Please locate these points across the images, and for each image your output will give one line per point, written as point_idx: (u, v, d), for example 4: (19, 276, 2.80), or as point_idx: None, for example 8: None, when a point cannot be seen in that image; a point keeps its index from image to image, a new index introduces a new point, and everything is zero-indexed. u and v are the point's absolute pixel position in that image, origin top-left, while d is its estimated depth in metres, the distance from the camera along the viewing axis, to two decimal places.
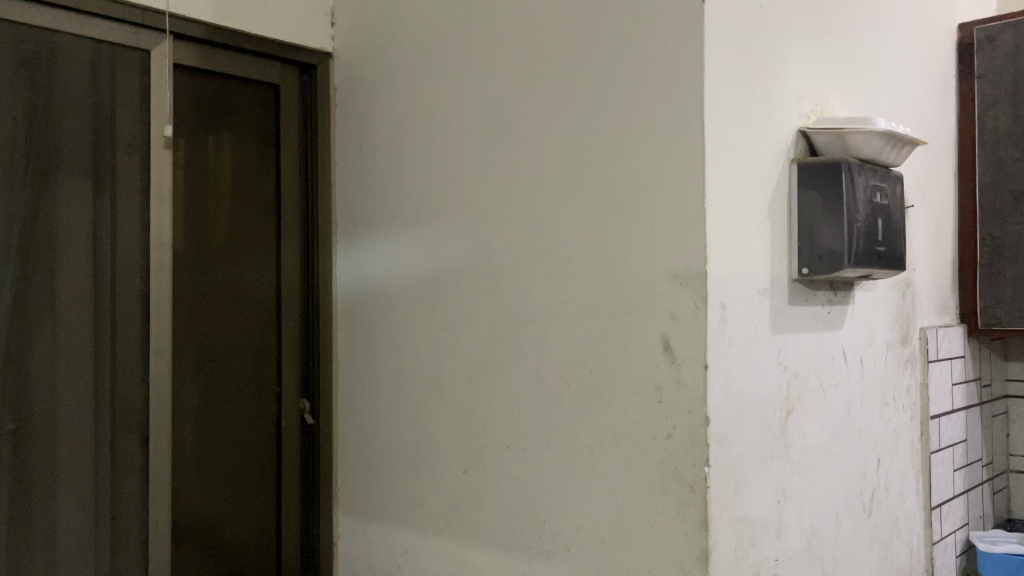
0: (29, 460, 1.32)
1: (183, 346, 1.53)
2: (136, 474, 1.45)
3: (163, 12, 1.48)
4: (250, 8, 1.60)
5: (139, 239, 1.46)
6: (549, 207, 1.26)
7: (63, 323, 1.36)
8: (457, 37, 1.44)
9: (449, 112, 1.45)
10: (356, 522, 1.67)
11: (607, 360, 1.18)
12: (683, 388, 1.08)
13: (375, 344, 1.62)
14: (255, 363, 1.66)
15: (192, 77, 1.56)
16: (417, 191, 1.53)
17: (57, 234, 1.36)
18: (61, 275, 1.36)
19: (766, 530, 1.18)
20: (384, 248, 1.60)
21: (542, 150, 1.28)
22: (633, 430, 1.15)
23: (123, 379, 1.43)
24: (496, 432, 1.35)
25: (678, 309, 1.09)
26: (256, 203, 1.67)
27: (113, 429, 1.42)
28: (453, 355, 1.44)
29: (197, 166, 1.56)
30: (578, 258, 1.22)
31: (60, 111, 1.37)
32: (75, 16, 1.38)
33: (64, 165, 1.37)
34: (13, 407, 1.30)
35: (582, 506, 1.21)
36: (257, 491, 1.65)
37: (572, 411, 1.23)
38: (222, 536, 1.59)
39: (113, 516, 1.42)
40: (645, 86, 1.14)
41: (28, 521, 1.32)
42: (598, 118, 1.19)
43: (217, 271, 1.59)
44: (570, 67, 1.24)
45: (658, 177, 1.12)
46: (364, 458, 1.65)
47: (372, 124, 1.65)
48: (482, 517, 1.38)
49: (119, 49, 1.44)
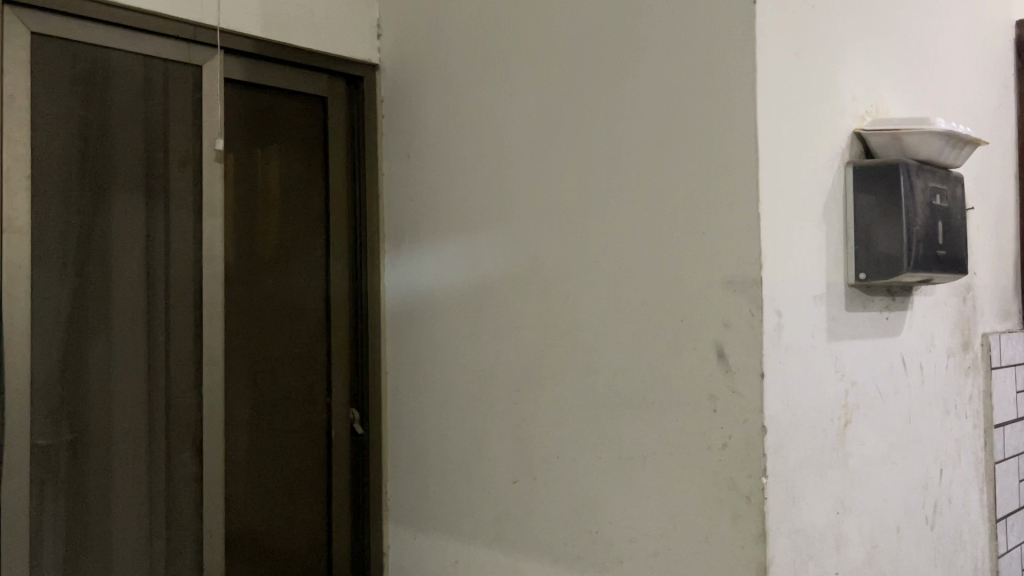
0: (87, 470, 1.34)
1: (235, 357, 1.55)
2: (191, 483, 1.47)
3: (213, 28, 1.50)
4: (298, 21, 1.62)
5: (191, 252, 1.48)
6: (598, 215, 1.25)
7: (118, 335, 1.38)
8: (502, 45, 1.44)
9: (496, 121, 1.45)
10: (406, 533, 1.67)
11: (659, 369, 1.16)
12: (738, 398, 1.06)
13: (424, 354, 1.62)
14: (306, 373, 1.67)
15: (242, 91, 1.58)
16: (464, 201, 1.52)
17: (112, 248, 1.38)
18: (117, 287, 1.39)
19: (825, 543, 1.15)
20: (432, 259, 1.60)
21: (590, 157, 1.27)
22: (687, 440, 1.13)
23: (176, 389, 1.46)
24: (545, 442, 1.34)
25: (732, 317, 1.07)
26: (304, 215, 1.68)
27: (167, 439, 1.44)
28: (501, 364, 1.43)
29: (246, 179, 1.58)
30: (627, 267, 1.21)
31: (114, 127, 1.40)
32: (129, 34, 1.41)
33: (118, 179, 1.40)
34: (70, 417, 1.33)
35: (635, 517, 1.19)
36: (308, 500, 1.66)
37: (623, 421, 1.21)
38: (274, 546, 1.60)
39: (168, 525, 1.44)
40: (696, 88, 1.12)
41: (86, 530, 1.34)
42: (647, 124, 1.18)
43: (268, 282, 1.61)
44: (618, 72, 1.23)
45: (709, 182, 1.10)
46: (413, 469, 1.65)
47: (419, 134, 1.65)
48: (533, 528, 1.36)
49: (171, 66, 1.47)
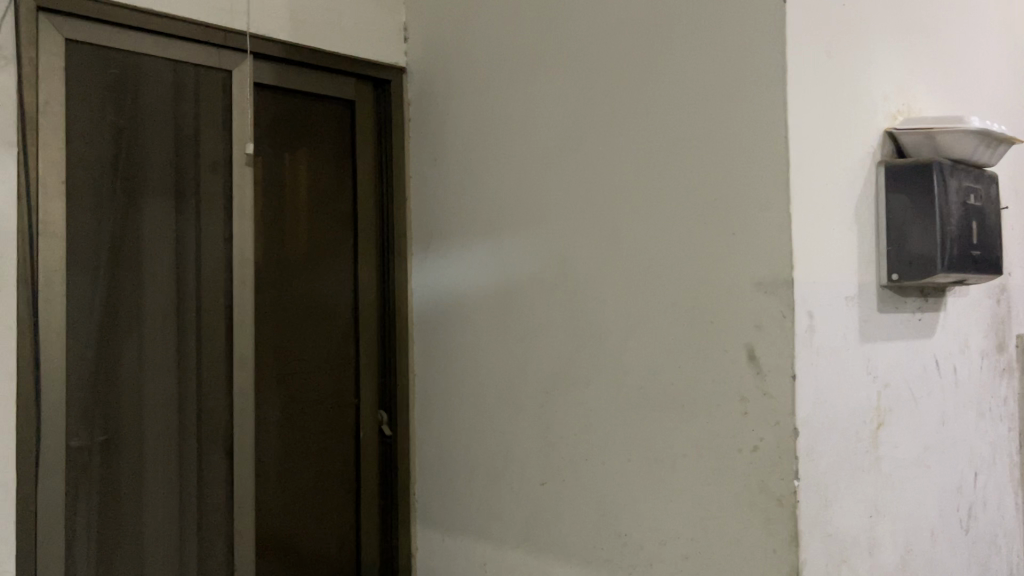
0: (119, 471, 1.36)
1: (265, 359, 1.56)
2: (222, 484, 1.48)
3: (243, 33, 1.52)
4: (326, 26, 1.63)
5: (222, 255, 1.50)
6: (626, 216, 1.25)
7: (150, 337, 1.40)
8: (530, 47, 1.44)
9: (523, 123, 1.45)
10: (434, 534, 1.67)
11: (689, 371, 1.16)
12: (770, 400, 1.05)
13: (452, 356, 1.63)
14: (334, 375, 1.68)
15: (272, 96, 1.60)
16: (492, 203, 1.53)
17: (144, 252, 1.40)
18: (148, 291, 1.40)
19: (858, 547, 1.13)
20: (460, 261, 1.60)
21: (618, 158, 1.27)
22: (717, 443, 1.12)
23: (207, 391, 1.47)
24: (574, 444, 1.34)
25: (763, 318, 1.06)
26: (332, 218, 1.69)
27: (198, 440, 1.46)
28: (530, 366, 1.43)
29: (276, 183, 1.60)
30: (656, 268, 1.20)
31: (145, 132, 1.42)
32: (160, 40, 1.43)
33: (150, 184, 1.42)
34: (103, 419, 1.35)
35: (665, 520, 1.19)
36: (337, 502, 1.67)
37: (652, 423, 1.21)
38: (304, 547, 1.61)
39: (200, 526, 1.45)
40: (727, 88, 1.11)
41: (119, 530, 1.36)
42: (676, 125, 1.18)
43: (297, 285, 1.62)
44: (647, 73, 1.22)
45: (739, 182, 1.09)
46: (441, 471, 1.65)
47: (446, 136, 1.66)
48: (561, 530, 1.36)
49: (202, 71, 1.48)
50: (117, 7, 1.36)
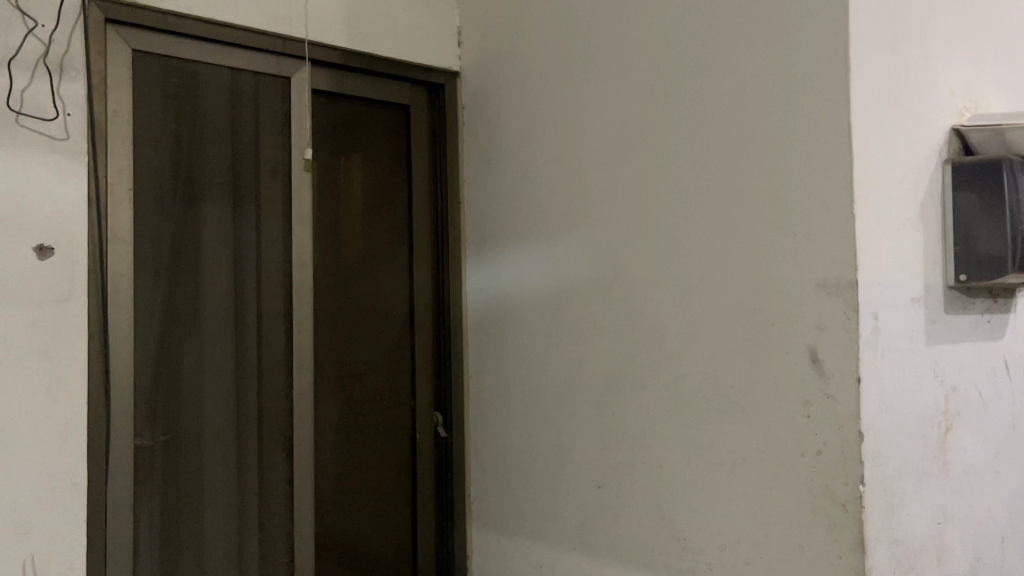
0: (181, 471, 1.39)
1: (323, 362, 1.58)
2: (282, 484, 1.51)
3: (301, 41, 1.54)
4: (381, 32, 1.66)
5: (282, 260, 1.53)
6: (683, 217, 1.24)
7: (210, 340, 1.43)
8: (584, 48, 1.44)
9: (578, 125, 1.45)
10: (490, 536, 1.67)
11: (749, 374, 1.14)
12: (833, 403, 1.04)
13: (507, 359, 1.63)
14: (390, 377, 1.70)
15: (329, 102, 1.63)
16: (547, 204, 1.53)
17: (204, 255, 1.43)
18: (208, 294, 1.43)
19: (926, 554, 1.11)
20: (515, 264, 1.61)
21: (675, 159, 1.26)
22: (780, 447, 1.10)
23: (268, 393, 1.50)
24: (631, 447, 1.33)
25: (826, 320, 1.04)
26: (388, 222, 1.72)
27: (259, 442, 1.48)
28: (586, 369, 1.43)
29: (332, 187, 1.62)
30: (715, 270, 1.19)
31: (205, 138, 1.45)
32: (221, 49, 1.46)
33: (211, 190, 1.45)
34: (165, 420, 1.38)
35: (725, 524, 1.18)
36: (393, 502, 1.69)
37: (711, 426, 1.20)
38: (361, 546, 1.63)
39: (261, 525, 1.48)
40: (788, 87, 1.09)
41: (181, 529, 1.38)
42: (735, 124, 1.16)
43: (354, 288, 1.65)
44: (704, 72, 1.21)
45: (799, 181, 1.08)
46: (497, 472, 1.66)
47: (501, 140, 1.67)
48: (619, 533, 1.35)
49: (261, 78, 1.52)
50: (181, 17, 1.39)
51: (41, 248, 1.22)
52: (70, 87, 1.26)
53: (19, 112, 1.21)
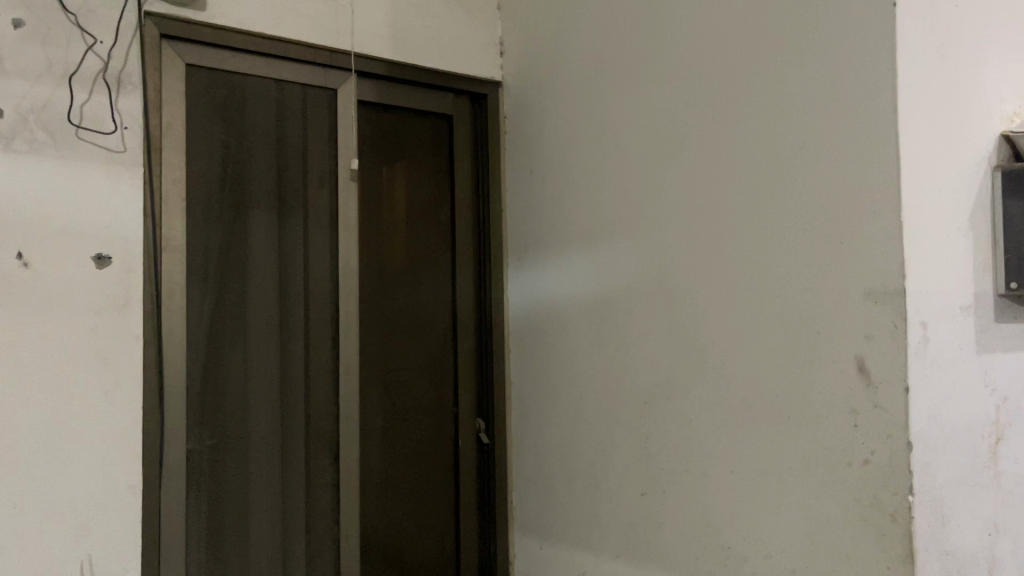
0: (230, 475, 1.42)
1: (369, 369, 1.61)
2: (328, 489, 1.53)
3: (348, 52, 1.58)
4: (425, 44, 1.69)
5: (329, 268, 1.55)
6: (727, 226, 1.24)
7: (257, 347, 1.46)
8: (626, 57, 1.45)
9: (621, 133, 1.46)
10: (532, 542, 1.68)
11: (795, 383, 1.14)
12: (881, 412, 1.03)
13: (549, 366, 1.64)
14: (433, 384, 1.72)
15: (375, 112, 1.66)
16: (589, 213, 1.53)
17: (253, 264, 1.46)
18: (257, 301, 1.46)
19: (977, 566, 1.09)
20: (558, 271, 1.61)
21: (717, 167, 1.26)
22: (826, 456, 1.10)
23: (315, 399, 1.52)
24: (674, 454, 1.34)
25: (873, 329, 1.04)
26: (431, 231, 1.74)
27: (306, 448, 1.51)
28: (629, 377, 1.43)
29: (377, 196, 1.64)
30: (760, 278, 1.19)
31: (253, 150, 1.48)
32: (270, 62, 1.50)
33: (260, 199, 1.48)
34: (214, 426, 1.41)
35: (771, 533, 1.17)
36: (436, 507, 1.71)
37: (757, 435, 1.19)
38: (405, 551, 1.65)
39: (308, 529, 1.50)
40: (833, 95, 1.09)
41: (230, 533, 1.41)
42: (779, 133, 1.17)
43: (398, 295, 1.67)
44: (749, 80, 1.21)
45: (844, 189, 1.08)
46: (540, 479, 1.66)
47: (543, 148, 1.68)
48: (662, 541, 1.36)
49: (308, 90, 1.55)
50: (233, 32, 1.43)
51: (100, 257, 1.26)
52: (126, 101, 1.31)
53: (79, 126, 1.25)
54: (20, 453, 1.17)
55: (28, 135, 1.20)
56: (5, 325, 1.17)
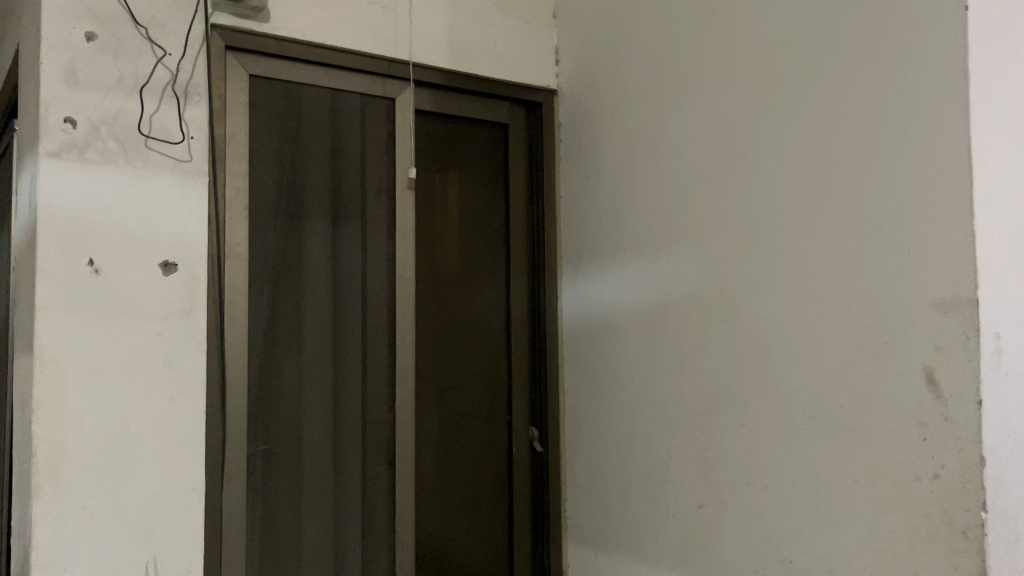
0: (288, 479, 1.44)
1: (424, 375, 1.63)
2: (384, 494, 1.54)
3: (406, 62, 1.60)
4: (480, 52, 1.70)
5: (385, 276, 1.57)
6: (789, 234, 1.23)
7: (315, 353, 1.48)
8: (684, 63, 1.44)
9: (679, 141, 1.45)
10: (586, 552, 1.67)
11: (860, 394, 1.12)
12: (951, 425, 0.99)
13: (604, 375, 1.63)
14: (487, 391, 1.73)
15: (431, 121, 1.68)
16: (645, 221, 1.53)
17: (312, 271, 1.49)
18: (315, 308, 1.49)
19: None
20: (613, 280, 1.61)
21: (779, 174, 1.25)
22: (893, 470, 1.07)
23: (371, 405, 1.54)
24: (733, 465, 1.32)
25: (943, 340, 1.01)
26: (485, 238, 1.76)
27: (363, 453, 1.52)
28: (686, 386, 1.42)
29: (431, 205, 1.66)
30: (822, 287, 1.17)
31: (312, 159, 1.51)
32: (330, 72, 1.52)
33: (320, 208, 1.51)
34: (273, 430, 1.43)
35: (835, 548, 1.15)
36: (489, 514, 1.71)
37: (819, 447, 1.17)
38: (458, 558, 1.65)
39: (365, 534, 1.51)
40: (899, 101, 1.07)
41: (288, 536, 1.43)
42: (844, 140, 1.15)
43: (452, 302, 1.69)
44: (813, 87, 1.20)
45: (912, 197, 1.05)
46: (595, 488, 1.65)
47: (598, 155, 1.67)
48: (722, 553, 1.33)
49: (367, 99, 1.57)
50: (295, 43, 1.46)
51: (166, 264, 1.29)
52: (193, 111, 1.33)
53: (147, 136, 1.29)
54: (89, 455, 1.20)
55: (99, 145, 1.24)
56: (75, 330, 1.19)
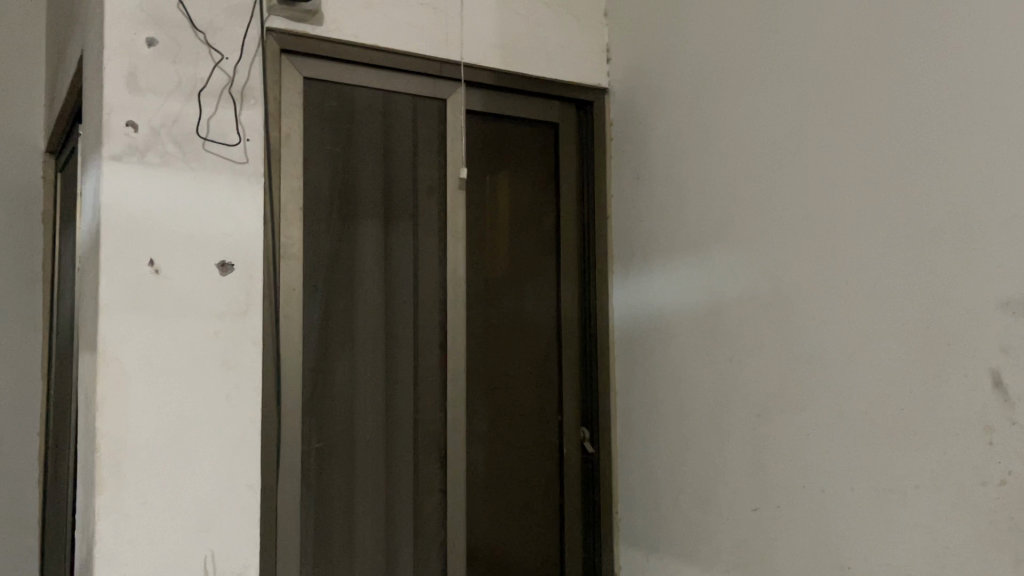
0: (341, 477, 1.45)
1: (475, 375, 1.63)
2: (435, 494, 1.55)
3: (457, 63, 1.60)
4: (531, 52, 1.70)
5: (437, 277, 1.58)
6: (847, 232, 1.20)
7: (367, 352, 1.50)
8: (739, 59, 1.42)
9: (733, 138, 1.43)
10: (637, 553, 1.65)
11: (921, 397, 1.09)
12: (1018, 429, 0.96)
13: (656, 375, 1.61)
14: (537, 391, 1.73)
15: (481, 122, 1.68)
16: (698, 220, 1.51)
17: (364, 271, 1.50)
18: (367, 307, 1.50)
19: None
20: (666, 279, 1.59)
21: (837, 172, 1.22)
22: (957, 474, 1.04)
23: (423, 404, 1.55)
24: (789, 468, 1.29)
25: (1010, 341, 0.97)
26: (534, 239, 1.75)
27: (414, 453, 1.53)
28: (739, 387, 1.40)
29: (480, 206, 1.67)
30: (882, 287, 1.14)
31: (364, 161, 1.52)
32: (382, 73, 1.54)
33: (372, 209, 1.52)
34: (326, 428, 1.44)
35: (895, 554, 1.12)
36: (540, 515, 1.71)
37: (879, 451, 1.14)
38: (509, 558, 1.65)
39: (417, 532, 1.53)
40: (963, 95, 1.04)
41: (342, 533, 1.45)
42: (905, 135, 1.12)
43: (503, 302, 1.69)
44: (872, 82, 1.17)
45: (977, 195, 1.02)
46: (647, 490, 1.64)
47: (651, 154, 1.65)
48: (776, 557, 1.31)
49: (419, 100, 1.58)
50: (348, 45, 1.48)
51: (224, 264, 1.31)
52: (249, 114, 1.36)
53: (206, 138, 1.31)
54: (149, 452, 1.22)
55: (160, 148, 1.27)
56: (138, 328, 1.22)
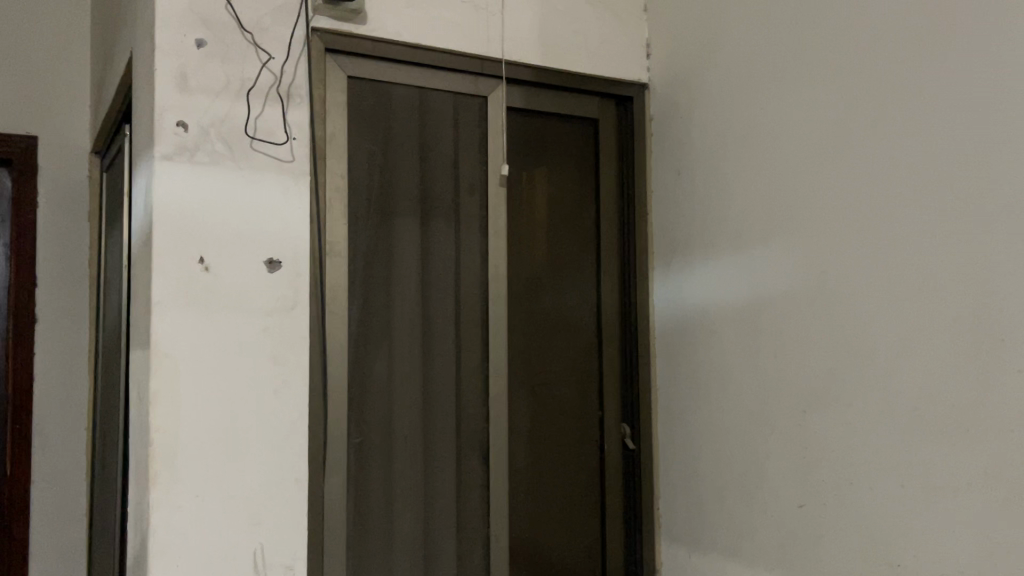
0: (386, 471, 1.47)
1: (517, 372, 1.64)
2: (478, 489, 1.56)
3: (497, 60, 1.61)
4: (571, 48, 1.70)
5: (478, 273, 1.59)
6: (895, 226, 1.19)
7: (410, 349, 1.51)
8: (782, 52, 1.41)
9: (776, 132, 1.42)
10: (679, 549, 1.65)
11: (972, 393, 1.07)
12: None
13: (698, 371, 1.61)
14: (578, 388, 1.73)
15: (521, 119, 1.69)
16: (740, 215, 1.50)
17: (406, 269, 1.52)
18: (409, 304, 1.52)
19: None
20: (708, 275, 1.59)
21: (884, 165, 1.21)
22: (1009, 471, 1.02)
23: (465, 400, 1.56)
24: (835, 464, 1.29)
25: None
26: (574, 235, 1.76)
27: (457, 449, 1.55)
28: (784, 384, 1.39)
29: (521, 202, 1.67)
30: (931, 282, 1.13)
31: (406, 159, 1.54)
32: (424, 71, 1.55)
33: (414, 207, 1.54)
34: (371, 424, 1.46)
35: (946, 551, 1.11)
36: (581, 510, 1.72)
37: (928, 447, 1.13)
38: (551, 553, 1.67)
39: (460, 527, 1.54)
40: (1014, 86, 1.02)
41: (387, 527, 1.47)
42: (955, 128, 1.10)
43: (543, 299, 1.70)
44: (920, 73, 1.15)
45: None
46: (689, 486, 1.63)
47: (692, 149, 1.65)
48: (823, 554, 1.30)
49: (460, 97, 1.59)
50: (390, 44, 1.50)
51: (271, 261, 1.33)
52: (295, 113, 1.37)
53: (253, 137, 1.33)
54: (200, 446, 1.25)
55: (208, 147, 1.29)
56: (189, 325, 1.25)
